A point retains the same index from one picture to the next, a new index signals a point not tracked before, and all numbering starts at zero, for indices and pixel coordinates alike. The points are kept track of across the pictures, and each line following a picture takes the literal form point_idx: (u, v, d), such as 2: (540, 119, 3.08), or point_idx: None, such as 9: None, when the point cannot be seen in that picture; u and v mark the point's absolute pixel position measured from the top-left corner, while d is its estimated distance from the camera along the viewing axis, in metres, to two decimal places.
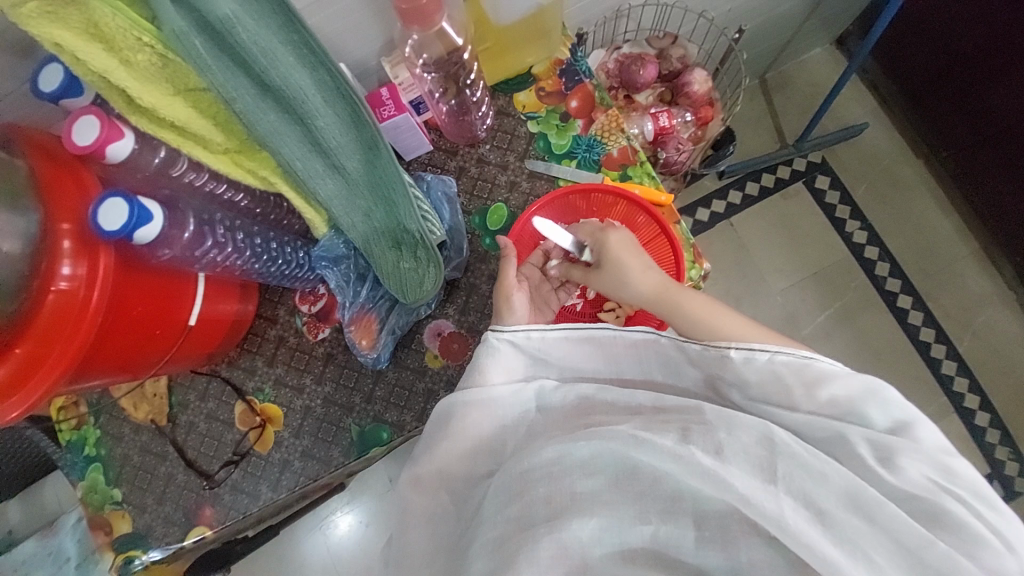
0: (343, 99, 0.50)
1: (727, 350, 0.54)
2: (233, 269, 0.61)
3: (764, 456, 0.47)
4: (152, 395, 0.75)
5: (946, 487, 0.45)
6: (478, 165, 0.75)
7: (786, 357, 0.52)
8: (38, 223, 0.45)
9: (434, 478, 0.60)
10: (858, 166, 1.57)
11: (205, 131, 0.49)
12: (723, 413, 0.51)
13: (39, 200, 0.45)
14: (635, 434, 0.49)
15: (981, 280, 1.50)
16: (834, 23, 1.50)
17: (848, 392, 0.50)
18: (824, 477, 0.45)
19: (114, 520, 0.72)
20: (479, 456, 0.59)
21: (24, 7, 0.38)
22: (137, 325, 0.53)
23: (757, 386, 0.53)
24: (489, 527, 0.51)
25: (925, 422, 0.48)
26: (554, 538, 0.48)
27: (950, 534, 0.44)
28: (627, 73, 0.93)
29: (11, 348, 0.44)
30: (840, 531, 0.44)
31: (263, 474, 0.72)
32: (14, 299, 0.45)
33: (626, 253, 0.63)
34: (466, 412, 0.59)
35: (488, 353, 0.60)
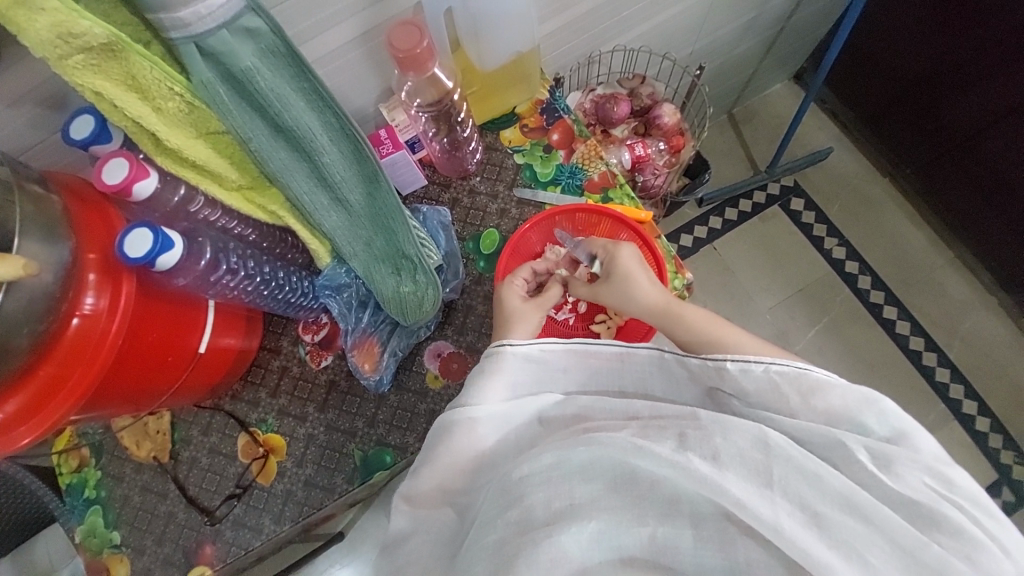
0: (347, 138, 0.56)
1: (724, 363, 0.57)
2: (239, 298, 0.65)
3: (759, 460, 0.49)
4: (155, 431, 0.75)
5: (946, 495, 0.47)
6: (470, 196, 0.80)
7: (780, 367, 0.55)
8: (71, 252, 0.48)
9: (435, 492, 0.61)
10: (828, 187, 1.67)
11: (223, 170, 0.54)
12: (718, 418, 0.52)
13: (72, 234, 0.48)
14: (635, 443, 0.51)
15: (960, 287, 1.55)
16: (789, 61, 1.65)
17: (844, 402, 0.53)
18: (819, 478, 0.47)
19: (112, 564, 0.71)
20: (479, 473, 0.61)
21: (71, 58, 0.42)
22: (145, 358, 0.55)
23: (756, 395, 0.56)
24: (488, 532, 0.51)
25: (920, 432, 0.51)
26: (552, 544, 0.48)
27: (947, 537, 0.45)
28: (603, 111, 1.02)
29: (34, 370, 0.46)
30: (835, 535, 0.45)
31: (265, 506, 0.71)
32: (41, 318, 0.46)
33: (634, 266, 0.67)
34: (468, 428, 0.60)
35: (491, 363, 0.61)
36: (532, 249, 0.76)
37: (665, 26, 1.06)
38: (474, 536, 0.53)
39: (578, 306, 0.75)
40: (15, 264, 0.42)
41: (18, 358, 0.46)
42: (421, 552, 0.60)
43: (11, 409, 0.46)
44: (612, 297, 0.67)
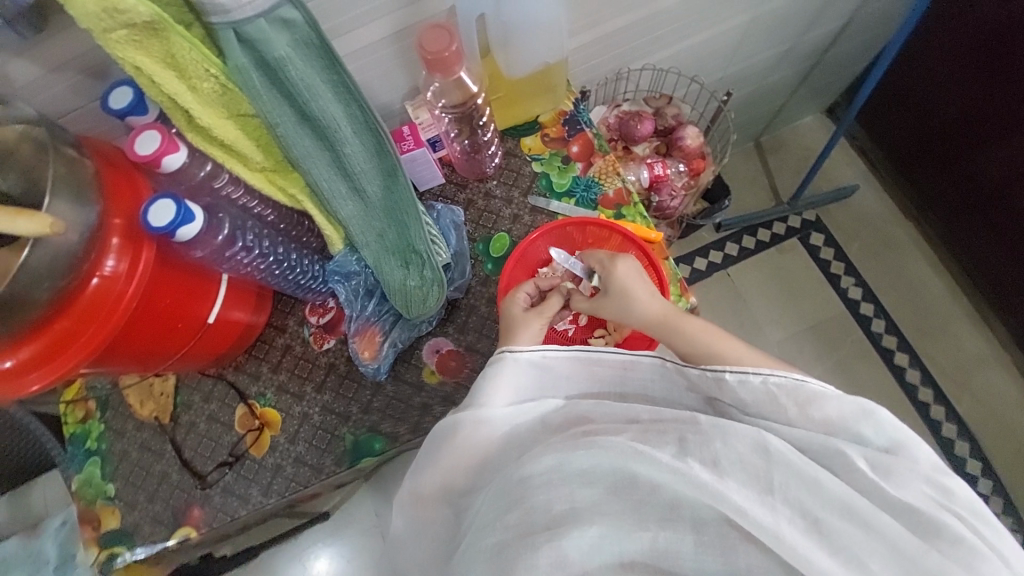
0: (370, 131, 0.58)
1: (722, 374, 0.57)
2: (252, 275, 0.67)
3: (760, 466, 0.49)
4: (159, 393, 0.78)
5: (945, 504, 0.47)
6: (485, 199, 0.82)
7: (778, 380, 0.55)
8: (97, 214, 0.50)
9: (437, 489, 0.63)
10: (850, 224, 1.65)
11: (247, 151, 0.57)
12: (718, 423, 0.52)
13: (101, 197, 0.51)
14: (635, 446, 0.52)
15: (977, 341, 1.51)
16: (822, 96, 1.63)
17: (841, 412, 0.52)
18: (820, 485, 0.47)
19: (103, 515, 0.74)
20: (478, 471, 0.61)
21: (115, 33, 0.44)
22: (156, 321, 0.57)
23: (754, 405, 0.56)
24: (488, 535, 0.53)
25: (915, 440, 0.51)
26: (552, 547, 0.49)
27: (948, 545, 0.45)
28: (626, 127, 1.03)
29: (48, 324, 0.49)
30: (838, 543, 0.45)
31: (255, 477, 0.73)
32: (63, 275, 0.48)
33: (633, 280, 0.67)
34: (473, 429, 0.61)
35: (498, 367, 0.62)
36: (540, 257, 0.76)
37: (696, 50, 1.07)
38: (472, 539, 0.55)
39: (578, 317, 0.74)
40: (43, 222, 0.44)
41: (36, 311, 0.48)
42: (416, 549, 0.66)
43: (23, 357, 0.48)
44: (610, 313, 0.67)
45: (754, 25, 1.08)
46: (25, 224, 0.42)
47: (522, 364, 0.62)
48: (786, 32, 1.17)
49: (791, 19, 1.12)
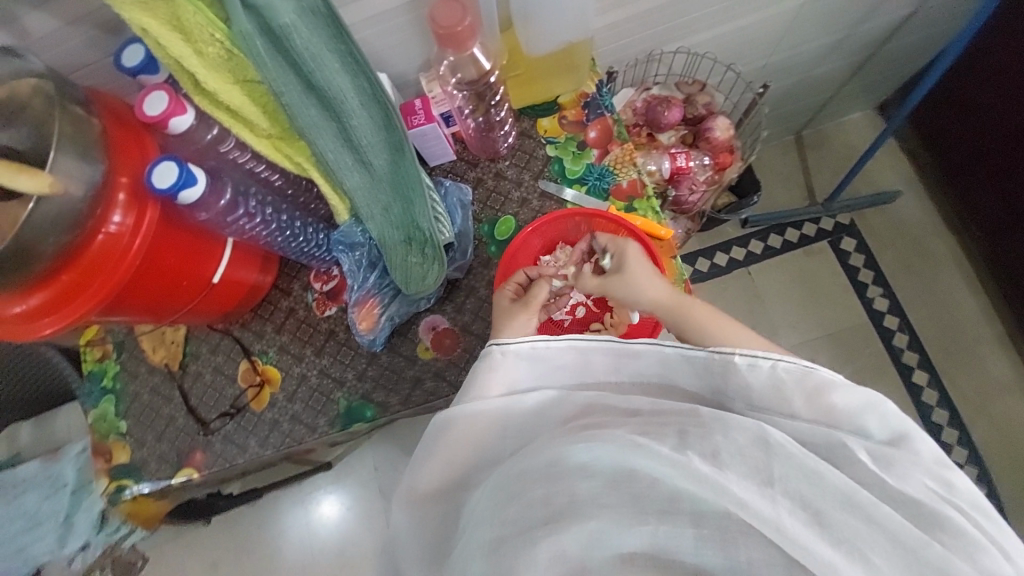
0: (378, 104, 0.57)
1: (732, 356, 0.56)
2: (257, 238, 0.69)
3: (759, 458, 0.48)
4: (170, 341, 0.82)
5: (947, 497, 0.47)
6: (495, 179, 0.80)
7: (789, 365, 0.54)
8: (102, 172, 0.52)
9: (439, 477, 0.63)
10: (885, 232, 1.56)
11: (254, 117, 0.57)
12: (719, 416, 0.52)
13: (106, 155, 0.53)
14: (635, 439, 0.51)
15: (1004, 368, 1.44)
16: (874, 91, 1.51)
17: (848, 403, 0.52)
18: (820, 477, 0.46)
19: (114, 449, 0.80)
20: (478, 461, 0.62)
21: None
22: (161, 278, 0.59)
23: (760, 394, 0.55)
24: (483, 531, 0.53)
25: (918, 433, 0.51)
26: (552, 542, 0.50)
27: (949, 537, 0.45)
28: (653, 113, 0.99)
29: (56, 274, 0.51)
30: (839, 535, 0.44)
31: (253, 429, 0.77)
32: (67, 231, 0.50)
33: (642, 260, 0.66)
34: (470, 423, 0.61)
35: (488, 363, 0.62)
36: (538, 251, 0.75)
37: (735, 35, 1.01)
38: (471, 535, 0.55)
39: (575, 309, 0.74)
40: (42, 181, 0.46)
41: (42, 263, 0.50)
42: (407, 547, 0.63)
43: (33, 304, 0.51)
44: (618, 293, 0.65)
45: (803, 11, 1.00)
46: (24, 182, 0.44)
47: (506, 356, 0.62)
48: (846, 20, 1.09)
49: (849, 6, 1.04)
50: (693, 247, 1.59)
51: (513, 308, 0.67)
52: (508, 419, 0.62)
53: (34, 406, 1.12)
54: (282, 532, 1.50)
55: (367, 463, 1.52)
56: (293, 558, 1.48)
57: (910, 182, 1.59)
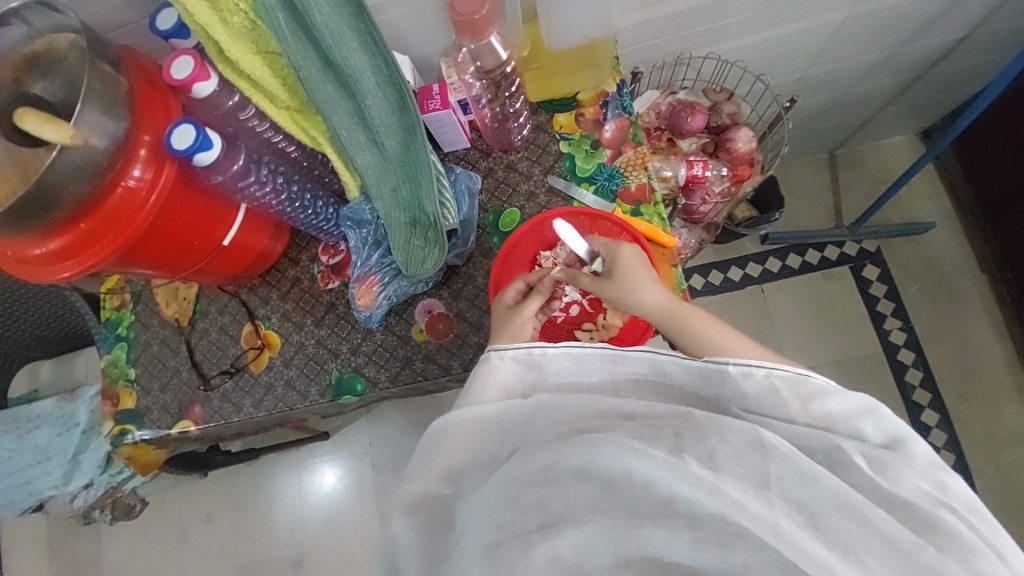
0: (393, 86, 0.59)
1: (726, 365, 0.56)
2: (270, 206, 0.71)
3: (756, 460, 0.48)
4: (182, 297, 0.86)
5: (943, 500, 0.48)
6: (505, 170, 0.81)
7: (781, 374, 0.55)
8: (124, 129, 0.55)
9: (440, 473, 0.60)
10: (912, 264, 1.51)
11: (273, 88, 0.59)
12: (714, 419, 0.51)
13: (131, 113, 0.56)
14: (631, 443, 0.49)
15: (1021, 417, 1.38)
16: (917, 116, 1.45)
17: (841, 409, 0.53)
18: (815, 481, 0.47)
19: (122, 394, 0.84)
20: (479, 464, 0.59)
21: None
22: (175, 235, 0.62)
23: (756, 399, 0.56)
24: (481, 535, 0.51)
25: (914, 437, 0.52)
26: (547, 546, 0.48)
27: (946, 542, 0.46)
28: (676, 118, 0.97)
29: (77, 222, 0.55)
30: (834, 537, 0.45)
31: (250, 390, 0.81)
32: (88, 182, 0.53)
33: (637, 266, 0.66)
34: (465, 428, 0.60)
35: (486, 368, 0.63)
36: (534, 249, 0.75)
37: (769, 46, 0.98)
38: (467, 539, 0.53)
39: (570, 306, 0.74)
40: (65, 132, 0.48)
41: (62, 211, 0.54)
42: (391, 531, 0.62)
43: (54, 248, 0.55)
44: (613, 294, 0.66)
45: (845, 26, 0.97)
46: (48, 132, 0.48)
47: (504, 361, 0.63)
48: (893, 39, 1.05)
49: (897, 24, 1.00)
50: (708, 259, 1.57)
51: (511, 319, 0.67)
52: (504, 420, 0.59)
53: (51, 350, 1.22)
54: (276, 493, 1.57)
55: (363, 437, 1.57)
56: (283, 519, 1.55)
57: (946, 214, 1.52)
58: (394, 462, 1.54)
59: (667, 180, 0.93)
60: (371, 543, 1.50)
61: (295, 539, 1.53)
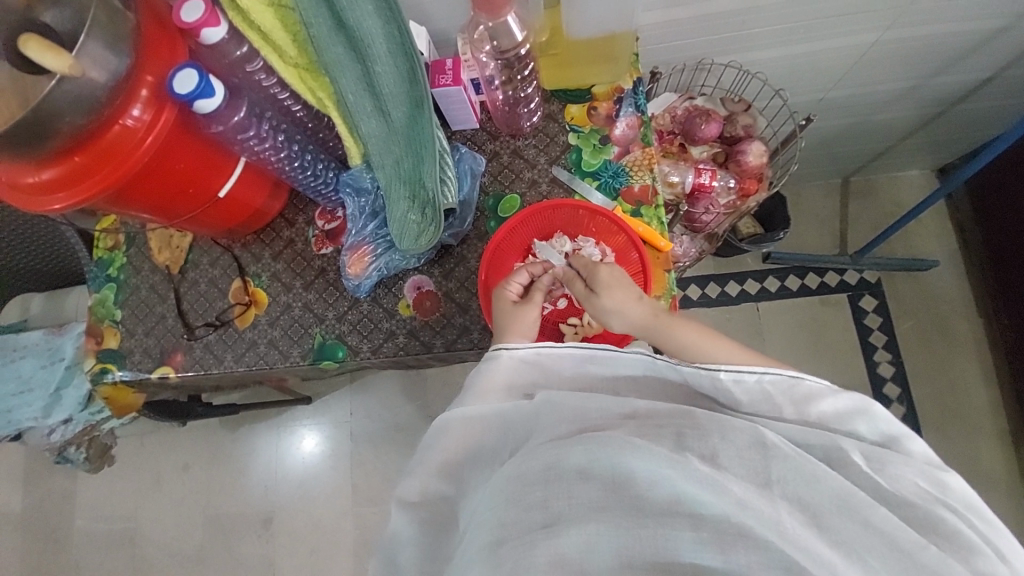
0: (404, 55, 0.59)
1: (718, 371, 0.56)
2: (269, 162, 0.71)
3: (757, 459, 0.49)
4: (175, 246, 0.86)
5: (941, 498, 0.49)
6: (511, 155, 0.81)
7: (772, 378, 0.56)
8: (127, 66, 0.55)
9: (439, 467, 0.60)
10: (911, 299, 1.50)
11: (282, 42, 0.59)
12: (715, 417, 0.52)
13: (135, 51, 0.55)
14: (630, 439, 0.50)
15: (997, 463, 1.38)
16: (935, 151, 1.43)
17: (835, 410, 0.55)
18: (817, 479, 0.48)
19: (106, 334, 0.85)
20: (478, 459, 0.60)
21: None
22: (170, 179, 0.62)
23: (749, 403, 0.57)
24: (482, 533, 0.50)
25: (910, 434, 0.53)
26: (550, 545, 0.46)
27: (945, 540, 0.47)
28: (690, 124, 0.96)
29: (71, 155, 0.55)
30: (836, 536, 0.46)
31: (232, 344, 0.81)
32: (85, 115, 0.53)
33: (615, 287, 0.65)
34: (466, 426, 0.60)
35: (492, 365, 0.62)
36: (524, 245, 0.75)
37: (793, 61, 0.97)
38: (470, 538, 0.52)
39: (557, 300, 0.74)
40: (65, 62, 0.48)
41: (55, 141, 0.53)
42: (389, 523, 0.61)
43: (47, 178, 0.55)
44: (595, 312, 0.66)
45: (873, 50, 0.95)
46: (48, 59, 0.47)
47: (507, 360, 0.62)
48: (922, 69, 1.03)
49: (928, 54, 0.98)
50: (707, 271, 1.56)
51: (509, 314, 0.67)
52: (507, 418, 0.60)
53: (46, 283, 1.23)
54: (252, 452, 1.58)
55: (344, 406, 1.59)
56: (258, 477, 1.57)
57: (951, 254, 1.51)
58: (371, 434, 1.56)
59: (673, 185, 0.92)
60: (341, 510, 1.52)
61: (267, 499, 1.55)
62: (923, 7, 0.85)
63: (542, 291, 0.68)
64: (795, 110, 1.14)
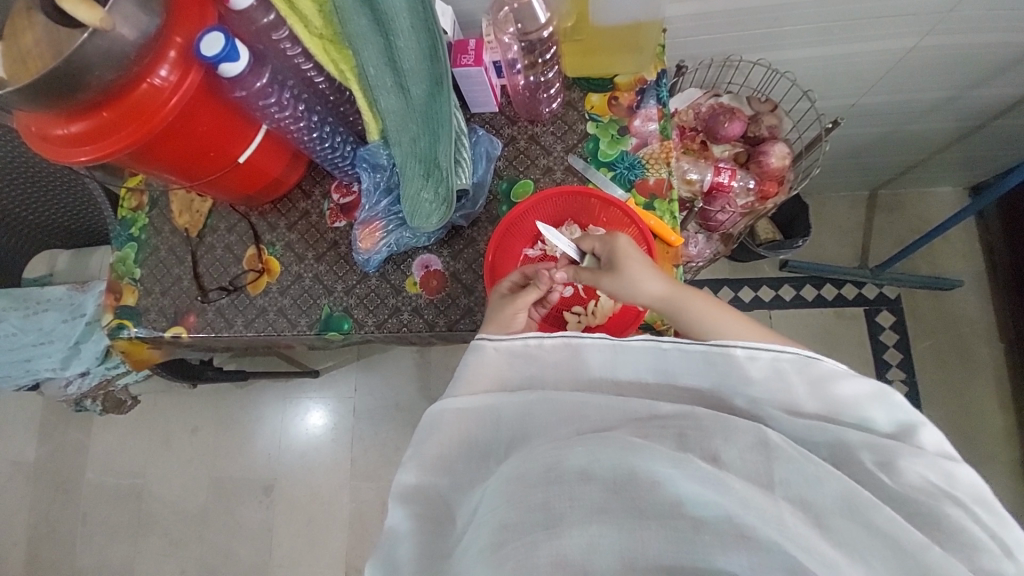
0: (426, 30, 0.60)
1: (733, 347, 0.57)
2: (289, 131, 0.72)
3: (760, 462, 0.49)
4: (195, 210, 0.88)
5: (948, 492, 0.49)
6: (527, 141, 0.81)
7: (789, 357, 0.56)
8: (156, 26, 0.56)
9: (437, 460, 0.59)
10: (930, 319, 1.46)
11: (308, 12, 0.60)
12: (719, 418, 0.52)
13: (164, 12, 0.57)
14: (632, 440, 0.50)
15: (1006, 492, 1.34)
16: (969, 169, 1.38)
17: (854, 395, 0.54)
18: (820, 481, 0.48)
19: (125, 291, 0.88)
20: (474, 453, 0.59)
21: None
22: (194, 142, 0.64)
23: (761, 382, 0.56)
24: (484, 532, 0.50)
25: (926, 425, 0.52)
26: (553, 546, 0.46)
27: (948, 538, 0.47)
28: (713, 121, 0.94)
29: (99, 110, 0.57)
30: (840, 537, 0.46)
31: (244, 309, 0.83)
32: (114, 70, 0.55)
33: (633, 261, 0.64)
34: (460, 419, 0.60)
35: (477, 357, 0.62)
36: (533, 228, 0.75)
37: (825, 62, 0.94)
38: (471, 540, 0.51)
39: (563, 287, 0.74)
40: (98, 15, 0.50)
41: (86, 94, 0.55)
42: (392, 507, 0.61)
43: (75, 131, 0.58)
44: (613, 288, 0.65)
45: (911, 55, 0.92)
46: (82, 13, 0.50)
47: (491, 352, 0.62)
48: (959, 79, 0.99)
49: (967, 64, 0.95)
50: (721, 275, 1.54)
51: (505, 307, 0.67)
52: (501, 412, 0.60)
53: (70, 240, 1.28)
54: (257, 419, 1.63)
55: (350, 381, 1.62)
56: (261, 445, 1.61)
57: (976, 276, 1.46)
58: (374, 411, 1.59)
59: (690, 183, 0.91)
60: (340, 483, 1.55)
61: (269, 466, 1.59)
62: (969, 13, 0.82)
63: (539, 288, 0.66)
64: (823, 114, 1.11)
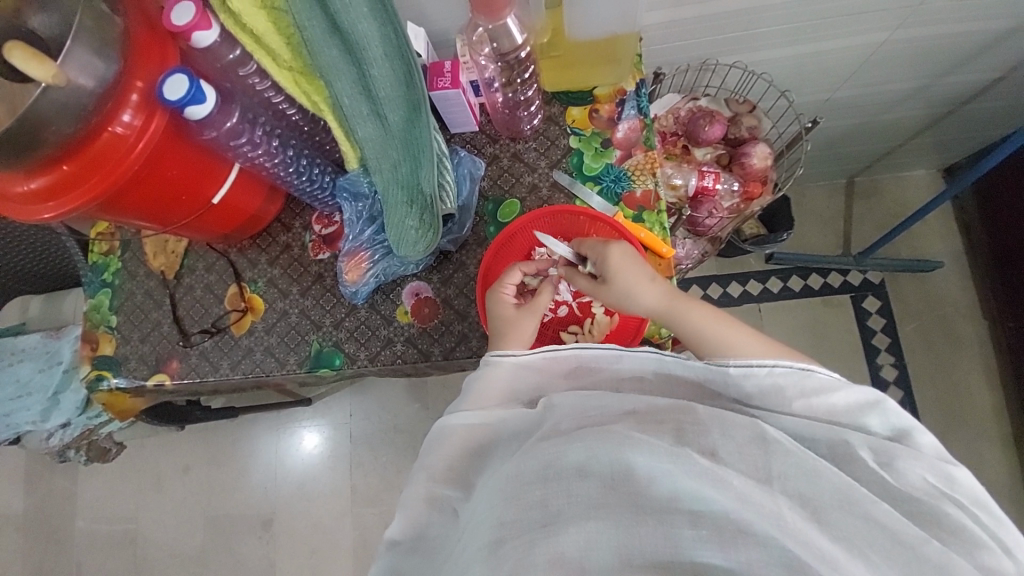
0: (400, 57, 0.58)
1: (727, 366, 0.56)
2: (263, 168, 0.70)
3: (758, 455, 0.47)
4: (171, 251, 0.85)
5: (948, 493, 0.48)
6: (510, 159, 0.79)
7: (783, 371, 0.55)
8: (115, 72, 0.54)
9: (443, 474, 0.57)
10: (915, 300, 1.48)
11: (275, 45, 0.58)
12: (716, 413, 0.50)
13: (123, 57, 0.55)
14: (630, 434, 0.48)
15: (998, 465, 1.37)
16: (942, 152, 1.41)
17: (846, 403, 0.54)
18: (817, 475, 0.46)
19: (101, 340, 0.84)
20: (473, 464, 0.57)
21: None
22: (165, 186, 0.61)
23: (759, 398, 0.55)
24: (482, 533, 0.47)
25: (920, 428, 0.52)
26: (550, 545, 0.43)
27: (949, 534, 0.46)
28: (694, 125, 0.95)
29: (59, 163, 0.54)
30: (838, 531, 0.44)
31: (230, 349, 0.80)
32: (71, 122, 0.52)
33: (625, 271, 0.63)
34: (468, 434, 0.58)
35: (485, 372, 0.60)
36: (519, 252, 0.73)
37: (800, 60, 0.95)
38: (468, 543, 0.48)
39: (558, 308, 0.73)
40: (50, 71, 0.48)
41: (44, 150, 0.53)
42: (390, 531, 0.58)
43: (35, 187, 0.55)
44: (609, 299, 0.65)
45: (883, 49, 0.93)
46: (32, 68, 0.47)
47: (496, 364, 0.60)
48: (929, 68, 1.01)
49: (937, 53, 0.96)
50: (709, 271, 1.55)
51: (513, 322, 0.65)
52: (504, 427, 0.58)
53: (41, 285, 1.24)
54: (252, 452, 1.58)
55: (345, 407, 1.58)
56: (258, 477, 1.56)
57: (955, 255, 1.49)
58: (372, 436, 1.55)
59: (675, 188, 0.91)
60: (340, 511, 1.51)
61: (267, 499, 1.54)
62: (936, 7, 0.83)
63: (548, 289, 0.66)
64: (801, 111, 1.12)
